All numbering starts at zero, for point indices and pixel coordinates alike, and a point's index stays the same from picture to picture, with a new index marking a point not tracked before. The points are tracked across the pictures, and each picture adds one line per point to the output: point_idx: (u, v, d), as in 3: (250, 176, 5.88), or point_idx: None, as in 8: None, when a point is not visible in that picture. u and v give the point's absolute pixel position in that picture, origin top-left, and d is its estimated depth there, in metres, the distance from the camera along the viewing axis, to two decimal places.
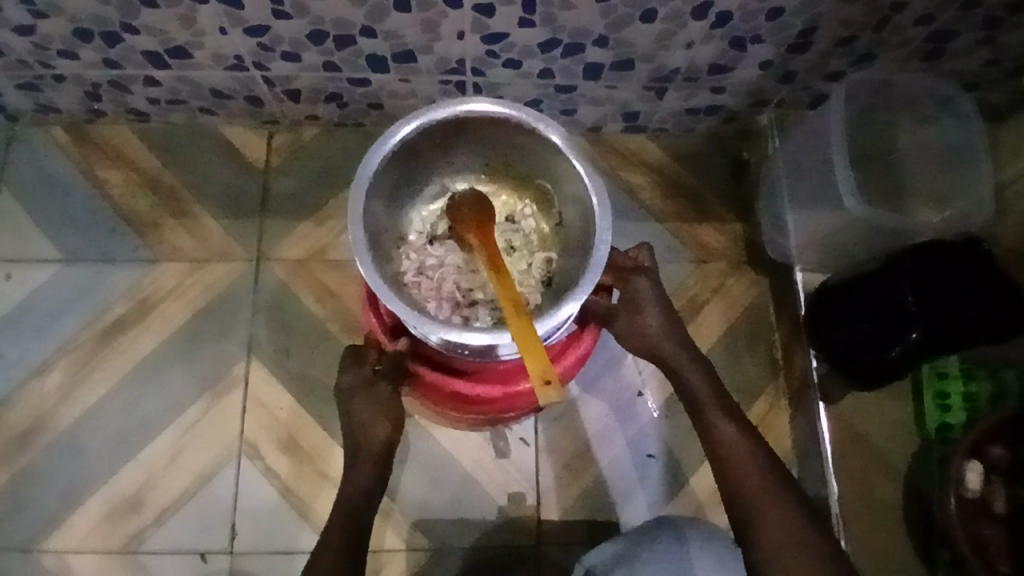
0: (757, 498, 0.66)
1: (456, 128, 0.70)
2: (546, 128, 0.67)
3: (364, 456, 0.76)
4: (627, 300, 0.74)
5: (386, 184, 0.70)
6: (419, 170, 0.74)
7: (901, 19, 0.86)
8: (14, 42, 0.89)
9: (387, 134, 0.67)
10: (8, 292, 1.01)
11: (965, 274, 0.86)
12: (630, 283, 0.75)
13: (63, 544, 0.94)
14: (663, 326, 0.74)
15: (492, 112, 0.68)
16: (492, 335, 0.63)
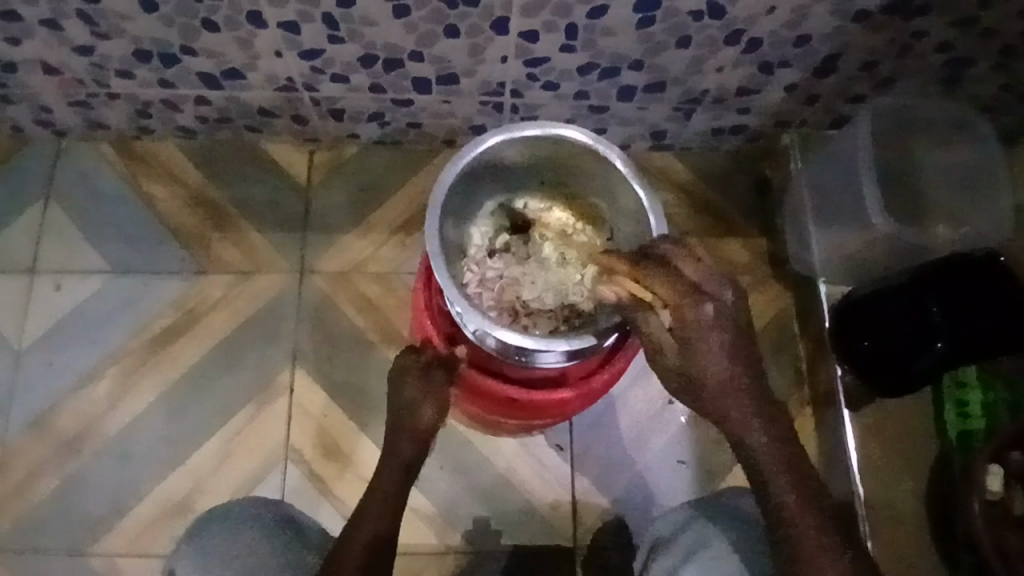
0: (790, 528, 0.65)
1: (522, 150, 0.76)
2: (609, 152, 0.73)
3: (404, 432, 0.78)
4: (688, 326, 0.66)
5: (451, 200, 0.76)
6: (485, 183, 0.80)
7: (921, 46, 0.91)
8: (72, 62, 0.92)
9: (472, 142, 0.72)
10: (57, 303, 1.04)
11: (983, 290, 0.92)
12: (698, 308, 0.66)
13: (113, 546, 0.97)
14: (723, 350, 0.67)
15: (556, 137, 0.74)
16: (539, 342, 0.69)
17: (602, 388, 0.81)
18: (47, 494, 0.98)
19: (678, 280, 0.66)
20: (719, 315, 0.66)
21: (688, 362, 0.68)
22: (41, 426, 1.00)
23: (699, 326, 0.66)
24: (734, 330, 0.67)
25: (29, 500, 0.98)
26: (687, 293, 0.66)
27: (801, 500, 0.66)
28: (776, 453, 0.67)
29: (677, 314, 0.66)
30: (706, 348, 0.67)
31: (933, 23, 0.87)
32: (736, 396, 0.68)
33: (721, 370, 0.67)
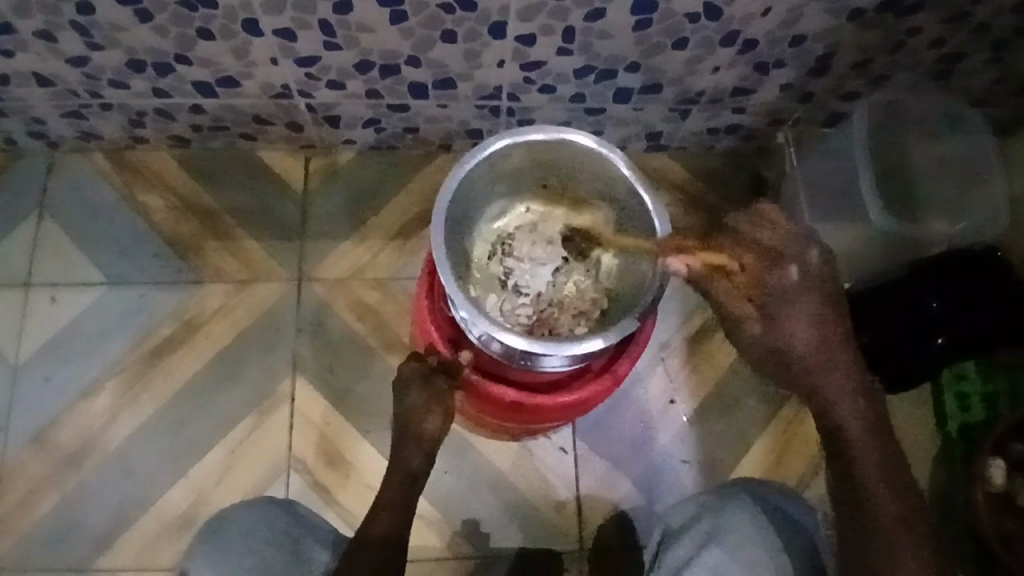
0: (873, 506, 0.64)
1: (528, 155, 0.77)
2: (614, 157, 0.74)
3: (412, 441, 0.77)
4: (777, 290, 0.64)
5: (456, 205, 0.76)
6: (489, 188, 0.80)
7: (914, 43, 0.92)
8: (66, 73, 0.91)
9: (478, 145, 0.73)
10: (54, 316, 1.03)
11: (980, 281, 0.94)
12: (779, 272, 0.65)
13: (117, 561, 0.96)
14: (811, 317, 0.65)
15: (561, 141, 0.74)
16: (527, 340, 0.69)
17: (607, 391, 0.81)
18: (48, 510, 0.97)
19: (754, 245, 0.66)
20: (803, 281, 0.65)
21: (779, 335, 0.65)
22: (41, 441, 0.99)
23: (783, 293, 0.65)
24: (823, 299, 0.65)
25: (31, 516, 0.97)
26: (771, 262, 0.65)
27: (886, 478, 0.65)
28: (863, 430, 0.65)
29: (762, 282, 0.65)
30: (793, 318, 0.64)
31: (926, 20, 0.88)
32: (830, 367, 0.65)
33: (805, 344, 0.65)
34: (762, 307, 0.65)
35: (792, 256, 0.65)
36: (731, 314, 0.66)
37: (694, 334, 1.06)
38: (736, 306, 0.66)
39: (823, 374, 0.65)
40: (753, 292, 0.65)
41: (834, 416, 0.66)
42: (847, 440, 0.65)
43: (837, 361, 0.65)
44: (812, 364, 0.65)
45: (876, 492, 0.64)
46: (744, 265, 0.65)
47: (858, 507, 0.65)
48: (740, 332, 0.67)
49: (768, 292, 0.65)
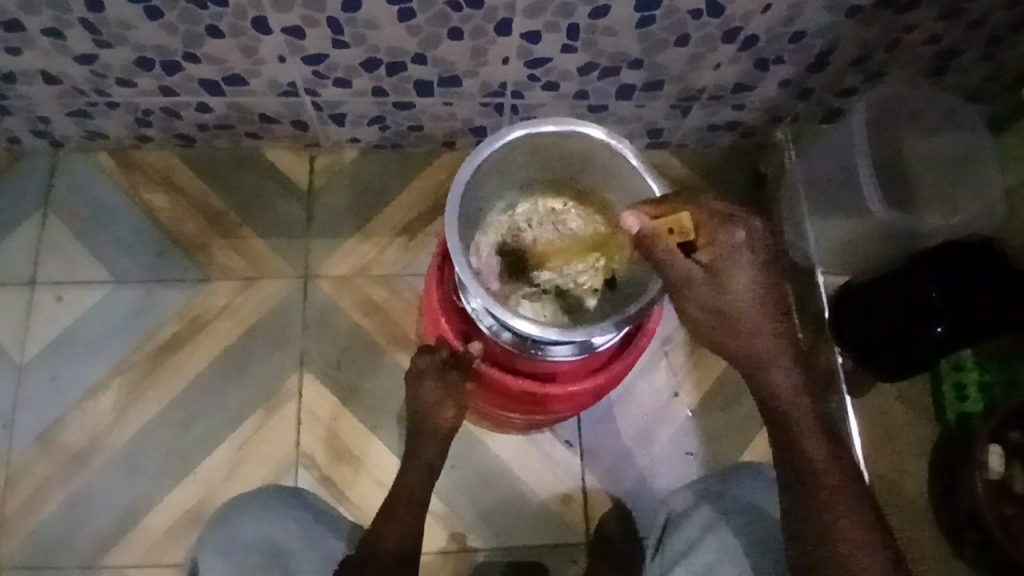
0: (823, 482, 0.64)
1: (540, 146, 0.78)
2: (626, 150, 0.75)
3: (429, 433, 0.83)
4: (724, 252, 0.64)
5: (471, 192, 0.77)
6: (500, 178, 0.81)
7: (910, 40, 0.94)
8: (73, 71, 0.92)
9: (492, 135, 0.74)
10: (59, 315, 1.03)
11: (978, 272, 0.96)
12: (729, 234, 0.64)
13: (125, 558, 0.96)
14: (756, 277, 0.64)
15: (573, 133, 0.75)
16: (540, 328, 0.71)
17: (613, 381, 0.82)
18: (55, 508, 0.97)
19: (708, 204, 0.65)
20: (750, 240, 0.64)
21: (720, 299, 0.65)
22: (47, 440, 0.99)
23: (732, 254, 0.64)
24: (766, 258, 0.65)
25: (38, 516, 0.97)
26: (720, 224, 0.65)
27: (823, 443, 0.65)
28: (796, 397, 0.66)
29: (712, 237, 0.65)
30: (738, 279, 0.64)
31: (922, 17, 0.90)
32: (766, 330, 0.65)
33: (745, 301, 0.65)
34: (707, 268, 0.65)
35: (740, 216, 0.65)
36: (678, 277, 0.65)
37: None
38: (688, 264, 0.65)
39: (756, 338, 0.65)
40: (703, 252, 0.65)
41: (773, 386, 0.66)
42: (785, 409, 0.66)
43: (771, 325, 0.65)
44: (747, 326, 0.65)
45: (813, 457, 0.65)
46: (698, 219, 0.65)
47: (799, 474, 0.65)
48: (684, 294, 0.66)
49: (718, 251, 0.64)
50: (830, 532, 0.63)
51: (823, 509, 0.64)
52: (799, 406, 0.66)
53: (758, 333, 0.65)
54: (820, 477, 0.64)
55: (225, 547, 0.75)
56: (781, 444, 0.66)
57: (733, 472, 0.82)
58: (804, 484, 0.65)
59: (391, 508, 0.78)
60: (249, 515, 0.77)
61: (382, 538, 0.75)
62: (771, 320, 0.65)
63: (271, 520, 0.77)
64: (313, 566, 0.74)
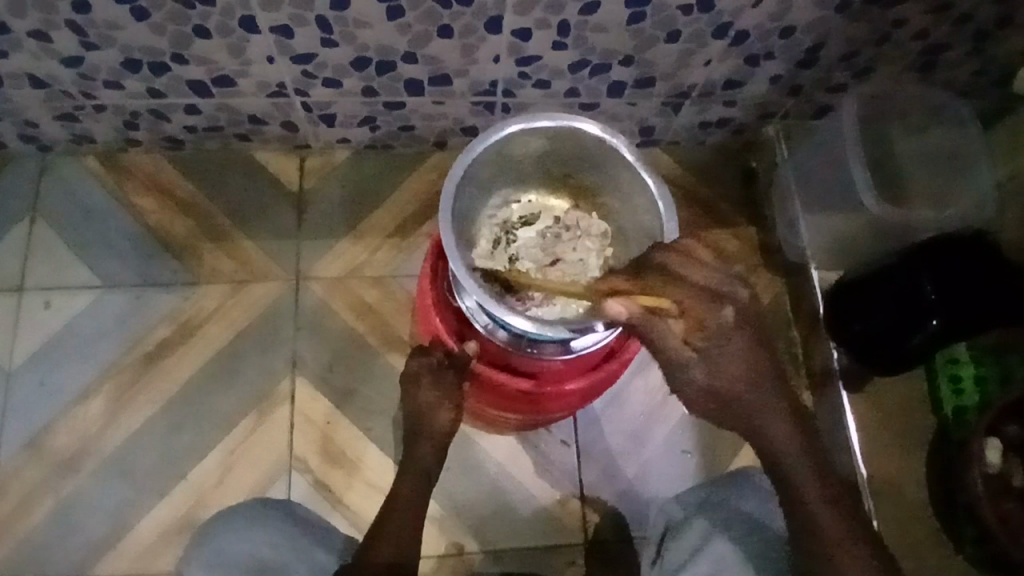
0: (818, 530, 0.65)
1: (535, 142, 0.78)
2: (619, 143, 0.74)
3: (426, 437, 0.82)
4: (715, 333, 0.66)
5: (464, 189, 0.77)
6: (495, 175, 0.81)
7: (899, 35, 0.94)
8: (60, 73, 0.91)
9: (487, 130, 0.74)
10: (47, 320, 1.02)
11: (972, 266, 0.96)
12: (720, 311, 0.65)
13: (114, 567, 0.95)
14: (749, 349, 0.66)
15: (567, 127, 0.75)
16: (534, 322, 0.70)
17: (608, 380, 0.82)
18: (44, 516, 0.96)
19: (691, 284, 0.65)
20: (738, 319, 0.65)
21: (716, 371, 0.67)
22: (35, 447, 0.98)
23: (720, 330, 0.66)
24: (753, 332, 0.66)
25: (27, 523, 0.95)
26: (710, 302, 0.65)
27: (830, 504, 0.66)
28: (799, 456, 0.67)
29: (700, 320, 0.66)
30: (727, 356, 0.66)
31: (911, 12, 0.90)
32: (760, 395, 0.68)
33: (732, 379, 0.67)
34: (701, 350, 0.67)
35: (729, 293, 0.65)
36: (666, 351, 0.67)
37: None
38: (676, 343, 0.67)
39: (751, 405, 0.68)
40: (690, 332, 0.66)
41: (772, 447, 0.68)
42: (783, 468, 0.67)
43: (762, 391, 0.68)
44: (739, 400, 0.67)
45: (821, 518, 0.65)
46: (680, 304, 0.65)
47: (807, 531, 0.66)
48: (682, 373, 0.68)
49: (709, 332, 0.66)
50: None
51: (835, 565, 0.64)
52: (795, 462, 0.67)
53: (749, 404, 0.68)
54: (820, 524, 0.65)
55: (211, 560, 0.72)
56: (785, 503, 0.67)
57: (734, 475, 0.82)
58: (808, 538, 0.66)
59: (388, 515, 0.78)
60: (237, 527, 0.75)
61: (379, 543, 0.74)
62: (764, 385, 0.68)
63: (262, 534, 0.74)
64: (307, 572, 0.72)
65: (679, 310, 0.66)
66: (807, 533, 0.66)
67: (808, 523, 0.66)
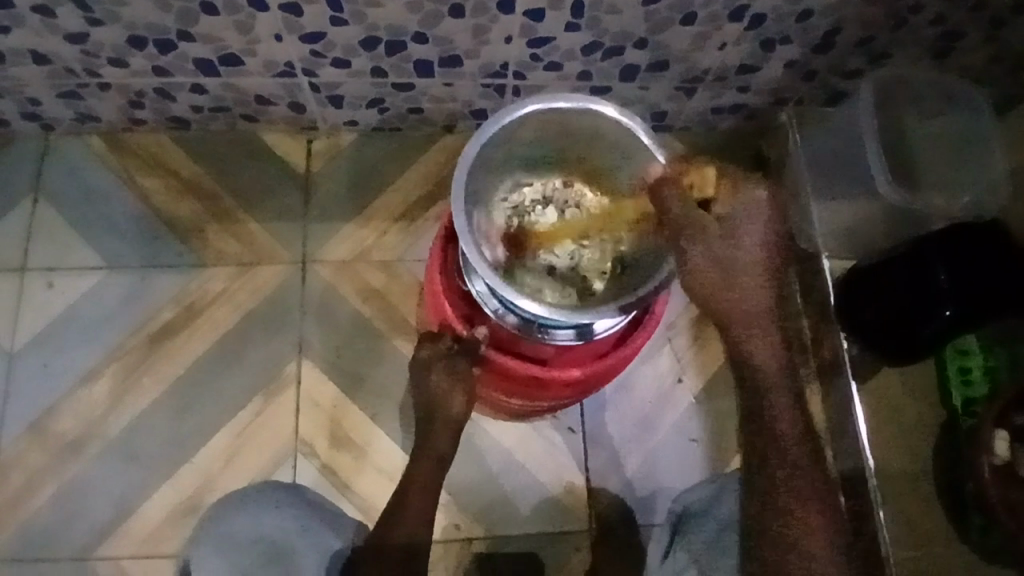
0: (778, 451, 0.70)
1: (549, 123, 0.76)
2: (637, 127, 0.73)
3: (441, 424, 0.83)
4: (731, 216, 0.69)
5: (476, 171, 0.76)
6: (507, 158, 0.80)
7: (916, 20, 0.93)
8: (63, 50, 0.89)
9: (502, 111, 0.73)
10: (51, 302, 1.01)
11: (985, 254, 0.94)
12: (737, 199, 0.69)
13: (118, 550, 0.94)
14: (759, 243, 0.69)
15: (583, 109, 0.74)
16: (546, 308, 0.70)
17: (619, 366, 0.81)
18: (48, 498, 0.95)
19: (727, 183, 0.70)
20: (754, 209, 0.69)
21: (720, 246, 0.68)
22: (39, 429, 0.97)
23: (748, 213, 0.69)
24: (772, 217, 0.70)
25: (31, 505, 0.95)
26: (733, 186, 0.70)
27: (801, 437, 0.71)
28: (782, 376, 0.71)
29: (730, 196, 0.69)
30: (742, 240, 0.69)
31: None
32: (757, 290, 0.69)
33: (749, 257, 0.69)
34: (720, 220, 0.69)
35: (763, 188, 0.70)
36: (695, 220, 0.68)
37: (701, 313, 1.06)
38: (703, 216, 0.68)
39: (750, 299, 0.69)
40: (721, 203, 0.69)
41: (757, 360, 0.70)
42: (767, 386, 0.71)
43: (766, 291, 0.69)
44: (747, 286, 0.69)
45: (785, 442, 0.70)
46: (721, 180, 0.70)
47: (778, 460, 0.70)
48: (691, 240, 0.68)
49: (732, 204, 0.69)
50: (789, 522, 0.69)
51: (783, 485, 0.70)
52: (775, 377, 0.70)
53: (749, 299, 0.69)
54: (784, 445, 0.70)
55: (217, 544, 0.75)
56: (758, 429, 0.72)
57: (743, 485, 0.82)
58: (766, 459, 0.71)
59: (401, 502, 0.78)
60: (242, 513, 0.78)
61: (394, 530, 0.75)
62: (767, 287, 0.70)
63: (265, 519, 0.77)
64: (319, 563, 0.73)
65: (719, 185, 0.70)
66: (769, 458, 0.70)
67: (778, 454, 0.70)
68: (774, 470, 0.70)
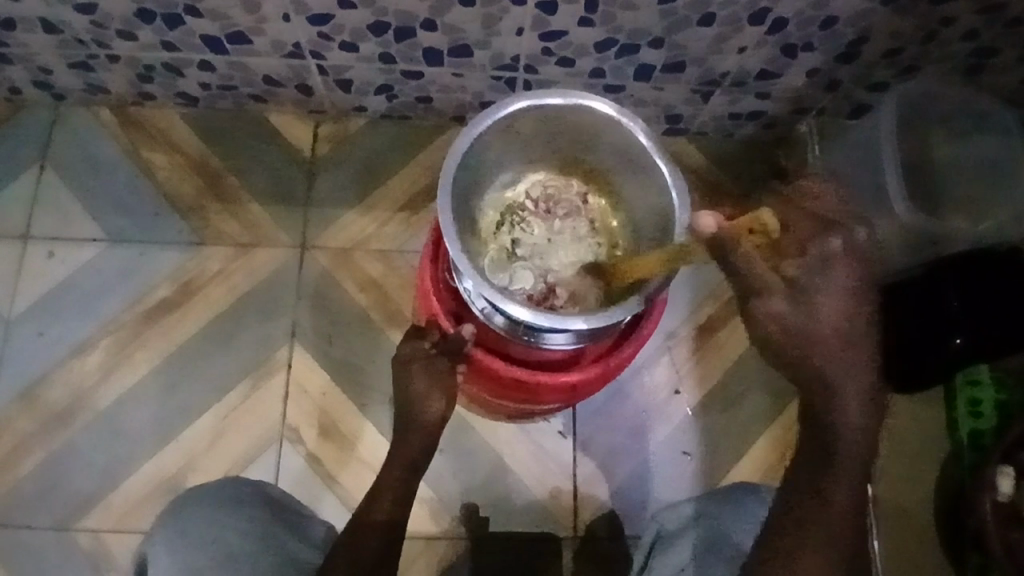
0: (828, 513, 0.61)
1: (544, 120, 0.75)
2: (636, 127, 0.71)
3: (416, 425, 0.78)
4: (807, 268, 0.61)
5: (470, 165, 0.74)
6: (502, 153, 0.78)
7: (946, 34, 0.89)
8: (73, 20, 0.89)
9: (494, 106, 0.71)
10: (50, 270, 1.01)
11: (999, 283, 0.91)
12: (824, 245, 0.61)
13: (98, 524, 0.94)
14: (849, 300, 0.61)
15: (580, 105, 0.71)
16: (531, 311, 0.68)
17: (610, 374, 0.79)
18: (34, 467, 0.95)
19: (806, 218, 0.63)
20: (845, 254, 0.61)
21: (798, 310, 0.61)
22: (31, 396, 0.97)
23: (828, 271, 0.61)
24: (860, 274, 0.62)
25: (18, 473, 0.95)
26: (820, 231, 0.62)
27: (854, 498, 0.61)
28: (856, 434, 0.61)
29: (801, 249, 0.62)
30: (828, 296, 0.61)
31: (961, 10, 0.85)
32: (841, 348, 0.61)
33: (835, 325, 0.61)
34: (792, 281, 0.62)
35: (843, 229, 0.62)
36: (753, 279, 0.62)
37: (702, 325, 1.03)
38: (767, 278, 0.62)
39: (831, 351, 0.61)
40: (790, 263, 0.62)
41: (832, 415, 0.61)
42: (835, 441, 0.62)
43: (855, 349, 0.61)
44: (829, 354, 0.61)
45: (838, 501, 0.61)
46: (782, 227, 0.62)
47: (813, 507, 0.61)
48: (760, 303, 0.62)
49: (809, 264, 0.61)
50: (804, 569, 0.60)
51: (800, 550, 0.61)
52: (850, 436, 0.61)
53: (837, 364, 0.61)
54: (832, 506, 0.61)
55: (178, 540, 0.72)
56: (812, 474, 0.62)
57: (724, 496, 0.80)
58: (806, 512, 0.61)
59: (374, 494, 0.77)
60: (212, 504, 0.75)
61: (365, 517, 0.73)
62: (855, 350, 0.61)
63: (213, 526, 0.72)
64: (270, 565, 0.71)
65: (784, 232, 0.63)
66: (811, 514, 0.61)
67: (823, 505, 0.61)
68: (814, 524, 0.61)
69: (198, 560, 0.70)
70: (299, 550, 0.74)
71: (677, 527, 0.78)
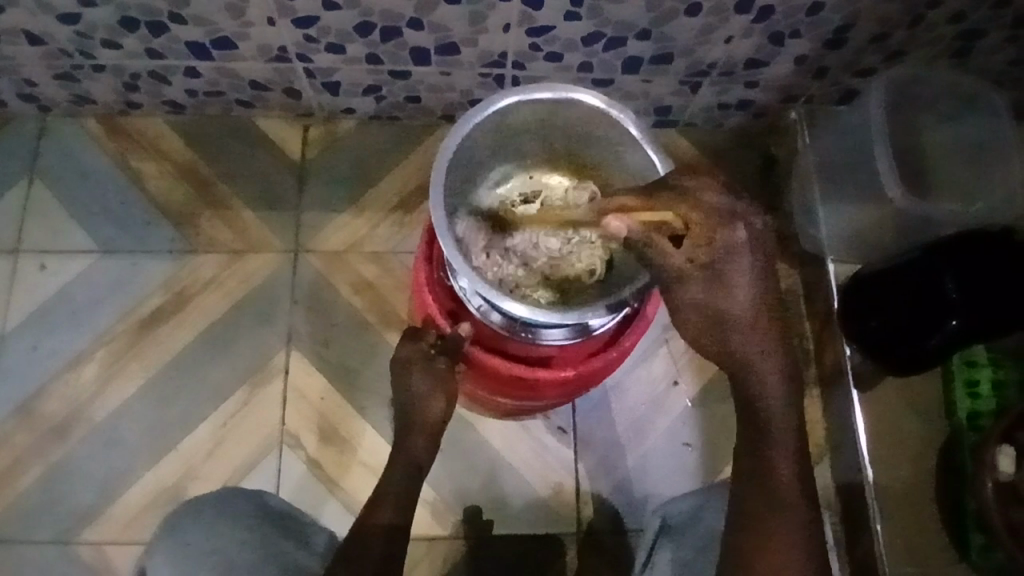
0: (768, 495, 0.62)
1: (535, 115, 0.74)
2: (627, 120, 0.71)
3: (418, 428, 0.79)
4: (724, 252, 0.61)
5: (462, 162, 0.74)
6: (493, 150, 0.78)
7: (932, 17, 0.89)
8: (56, 30, 0.88)
9: (483, 103, 0.71)
10: (41, 284, 1.00)
11: (994, 262, 0.89)
12: (729, 231, 0.61)
13: (98, 536, 0.93)
14: (755, 278, 0.61)
15: (570, 99, 0.71)
16: (528, 308, 0.67)
17: (608, 368, 0.79)
18: (31, 482, 0.95)
19: (707, 205, 0.61)
20: (751, 241, 0.61)
21: (709, 296, 0.61)
22: (26, 411, 0.97)
23: (732, 257, 0.60)
24: (757, 261, 0.61)
25: (17, 487, 0.94)
26: (718, 217, 0.61)
27: (796, 470, 0.62)
28: (784, 411, 0.61)
29: (711, 238, 0.61)
30: (738, 280, 0.60)
31: None
32: (752, 331, 0.61)
33: (742, 308, 0.60)
34: (705, 266, 0.61)
35: (741, 213, 0.61)
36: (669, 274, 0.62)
37: None
38: (678, 266, 0.62)
39: (745, 344, 0.60)
40: (702, 252, 0.61)
41: (761, 402, 0.61)
42: (766, 419, 0.61)
43: (764, 334, 0.61)
44: (742, 334, 0.60)
45: (781, 470, 0.62)
46: (689, 220, 0.61)
47: (756, 484, 0.62)
48: (674, 293, 0.62)
49: (716, 250, 0.61)
50: (759, 556, 0.61)
51: (757, 532, 0.62)
52: (778, 417, 0.61)
53: (744, 345, 0.60)
54: (779, 492, 0.61)
55: (175, 556, 0.72)
56: (750, 452, 0.63)
57: (726, 491, 0.79)
58: (749, 497, 0.62)
59: (375, 498, 0.76)
60: (208, 517, 0.74)
61: (369, 523, 0.73)
62: (768, 327, 0.61)
63: (204, 537, 0.72)
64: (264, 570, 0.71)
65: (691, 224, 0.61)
66: (758, 501, 0.62)
67: (763, 486, 0.62)
68: (758, 503, 0.62)
69: (196, 573, 0.70)
70: (302, 557, 0.74)
71: (680, 522, 0.77)
